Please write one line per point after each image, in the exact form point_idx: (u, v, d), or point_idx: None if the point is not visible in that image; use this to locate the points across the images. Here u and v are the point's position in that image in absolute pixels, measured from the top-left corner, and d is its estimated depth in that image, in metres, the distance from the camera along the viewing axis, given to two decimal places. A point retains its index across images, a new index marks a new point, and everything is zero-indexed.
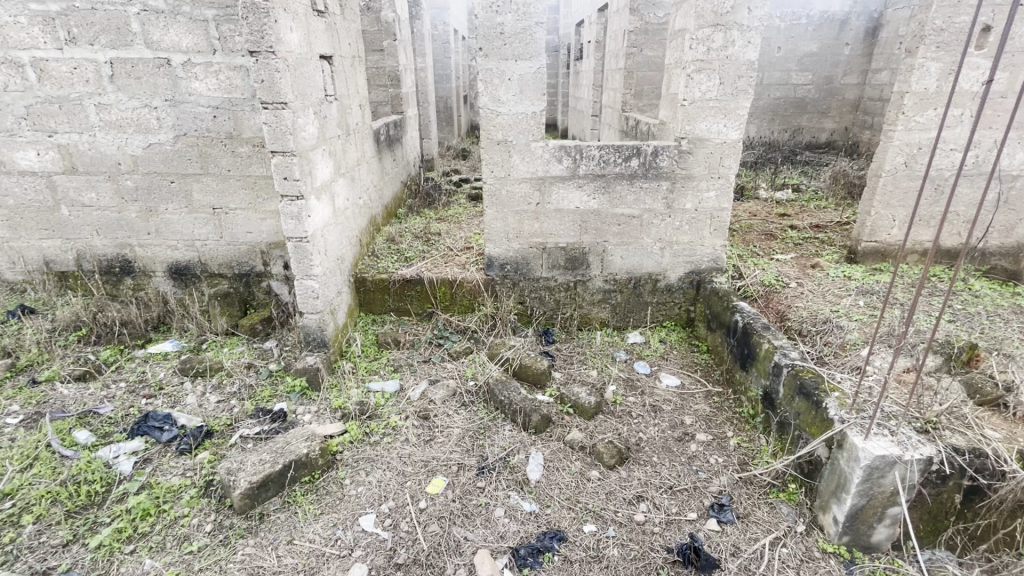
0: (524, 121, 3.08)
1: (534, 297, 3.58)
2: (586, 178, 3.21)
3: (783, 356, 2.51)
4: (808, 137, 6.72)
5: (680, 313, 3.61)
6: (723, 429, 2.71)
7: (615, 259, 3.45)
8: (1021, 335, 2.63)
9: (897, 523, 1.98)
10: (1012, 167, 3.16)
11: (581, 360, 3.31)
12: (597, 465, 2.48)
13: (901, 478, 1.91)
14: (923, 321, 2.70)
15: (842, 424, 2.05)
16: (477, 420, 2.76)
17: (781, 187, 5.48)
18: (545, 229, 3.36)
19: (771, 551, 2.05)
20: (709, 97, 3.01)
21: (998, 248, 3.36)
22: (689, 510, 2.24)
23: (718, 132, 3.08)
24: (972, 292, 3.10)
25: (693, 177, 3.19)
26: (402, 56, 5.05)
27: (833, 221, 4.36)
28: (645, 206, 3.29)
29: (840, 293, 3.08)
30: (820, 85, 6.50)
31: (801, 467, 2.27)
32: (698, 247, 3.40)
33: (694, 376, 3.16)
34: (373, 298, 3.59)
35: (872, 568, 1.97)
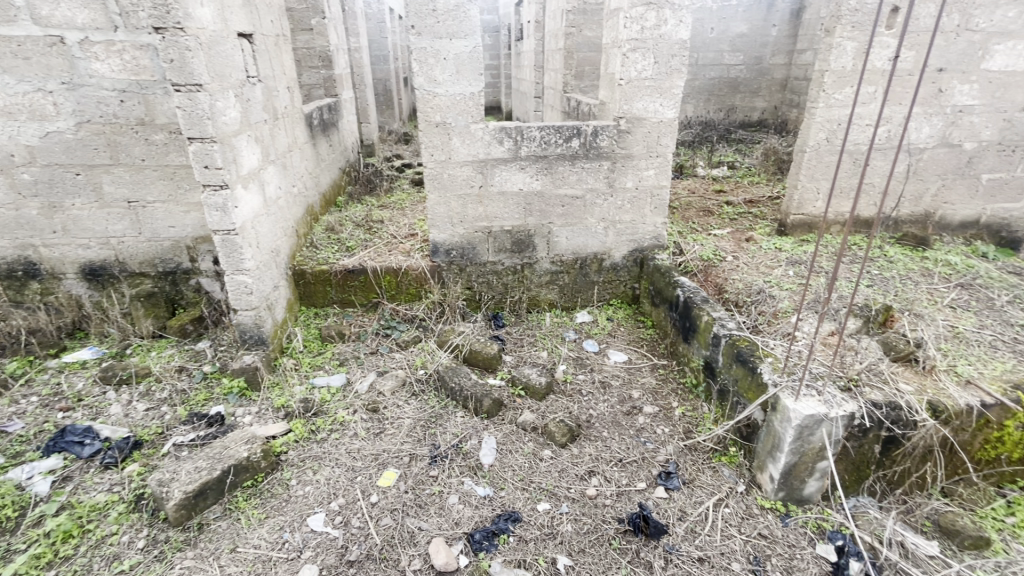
0: (462, 102, 3.00)
1: (481, 281, 3.55)
2: (528, 159, 3.19)
3: (721, 327, 2.62)
4: (741, 116, 6.99)
5: (626, 291, 3.69)
6: (669, 401, 2.81)
7: (561, 240, 3.47)
8: (928, 296, 2.87)
9: (825, 476, 2.12)
10: (919, 140, 3.40)
11: (531, 342, 3.33)
12: (550, 444, 2.51)
13: (827, 434, 2.04)
14: (845, 287, 2.89)
15: (775, 387, 2.17)
16: (428, 409, 2.72)
17: (717, 165, 5.68)
18: (489, 213, 3.33)
19: (714, 512, 2.16)
20: (645, 76, 3.04)
21: (909, 216, 3.63)
22: (639, 480, 2.31)
23: (654, 111, 3.13)
24: (888, 258, 3.34)
25: (632, 156, 3.24)
26: (333, 34, 4.80)
27: (766, 196, 4.57)
28: (588, 186, 3.31)
29: (772, 264, 3.24)
30: (751, 65, 6.74)
31: (740, 431, 2.39)
32: (640, 225, 3.47)
33: (641, 351, 3.24)
34: (314, 291, 3.44)
35: (805, 519, 2.11)
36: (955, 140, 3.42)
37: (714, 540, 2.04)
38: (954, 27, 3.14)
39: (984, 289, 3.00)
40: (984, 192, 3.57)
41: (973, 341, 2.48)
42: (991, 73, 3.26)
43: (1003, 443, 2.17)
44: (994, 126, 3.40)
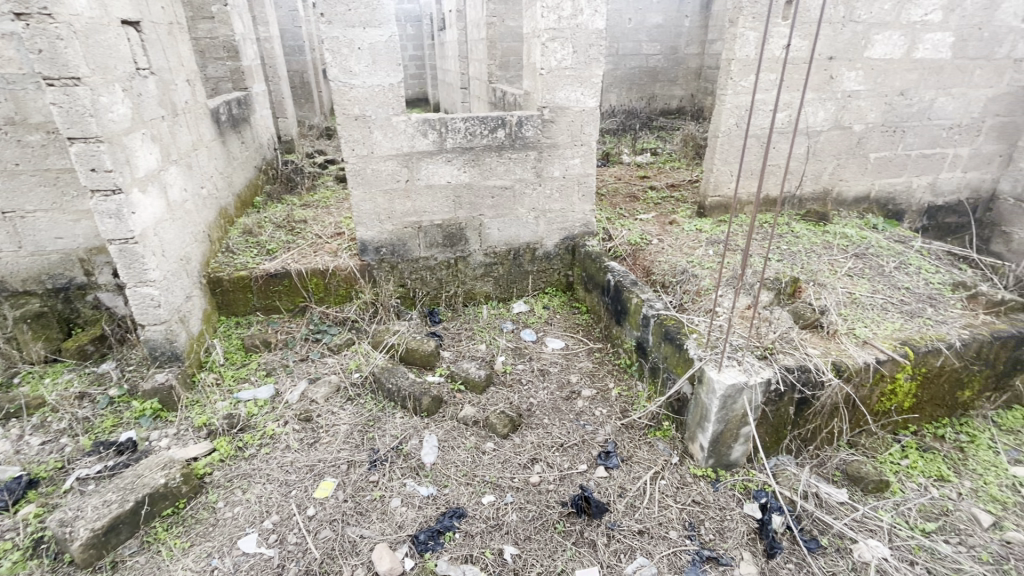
0: (381, 94, 2.90)
1: (415, 278, 3.47)
2: (454, 151, 3.14)
3: (650, 308, 2.72)
4: (661, 104, 7.27)
5: (560, 279, 3.75)
6: (605, 382, 2.90)
7: (493, 232, 3.46)
8: (829, 267, 3.14)
9: (749, 440, 2.27)
10: (815, 124, 3.69)
11: (469, 335, 3.31)
12: (492, 436, 2.51)
13: (748, 400, 2.18)
14: (758, 262, 3.09)
15: (700, 361, 2.29)
16: (365, 413, 2.64)
17: (640, 152, 5.89)
18: (418, 207, 3.25)
19: (652, 485, 2.25)
20: (565, 65, 3.07)
21: (811, 194, 3.95)
22: (580, 462, 2.36)
23: (576, 100, 3.18)
24: (795, 234, 3.61)
25: (558, 145, 3.28)
26: (238, 23, 4.48)
27: (686, 180, 4.80)
28: (516, 176, 3.32)
29: (694, 245, 3.41)
30: (668, 55, 7.02)
31: (672, 406, 2.50)
32: (569, 213, 3.53)
33: (577, 337, 3.31)
34: (233, 298, 3.22)
35: (733, 482, 2.24)
36: (846, 123, 3.74)
37: (652, 512, 2.13)
38: (841, 18, 3.40)
39: (875, 257, 3.32)
40: (871, 169, 3.95)
41: (868, 305, 2.74)
42: (873, 60, 3.59)
43: (895, 394, 2.42)
44: (877, 109, 3.75)
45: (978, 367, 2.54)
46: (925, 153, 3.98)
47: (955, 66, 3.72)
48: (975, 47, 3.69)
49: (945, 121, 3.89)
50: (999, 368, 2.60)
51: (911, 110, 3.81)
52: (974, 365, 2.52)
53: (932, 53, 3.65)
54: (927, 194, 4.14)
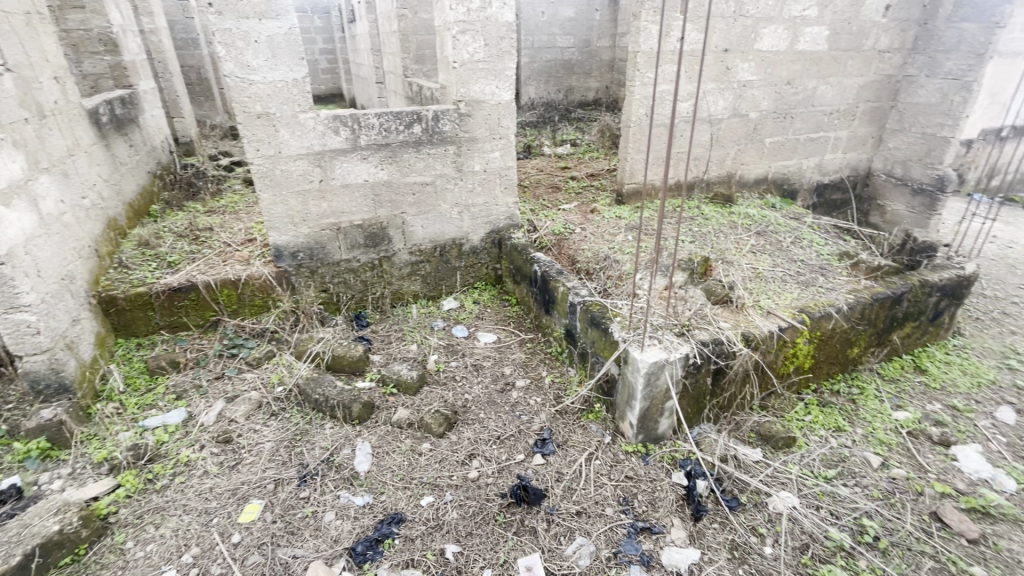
0: (285, 90, 2.74)
1: (338, 282, 3.34)
2: (369, 149, 3.04)
3: (576, 295, 2.80)
4: (579, 96, 7.46)
5: (489, 272, 3.75)
6: (538, 370, 2.95)
7: (416, 229, 3.40)
8: (735, 245, 3.38)
9: (674, 413, 2.40)
10: (716, 112, 3.95)
11: (399, 336, 3.24)
12: (427, 436, 2.48)
13: (670, 376, 2.30)
14: (673, 245, 3.27)
15: (624, 342, 2.38)
16: (292, 427, 2.51)
17: (561, 143, 6.02)
18: (335, 208, 3.12)
19: (587, 466, 2.32)
20: (477, 58, 3.06)
21: (717, 178, 4.22)
22: (517, 452, 2.39)
23: (491, 94, 3.18)
24: (704, 216, 3.85)
25: (476, 139, 3.26)
26: (116, 13, 4.05)
27: (604, 169, 4.96)
28: (437, 172, 3.27)
29: (615, 231, 3.55)
30: (581, 48, 7.20)
31: (602, 388, 2.59)
32: (493, 207, 3.54)
33: (509, 329, 3.34)
34: (132, 317, 2.92)
35: (661, 454, 2.36)
36: (743, 111, 4.03)
37: (588, 492, 2.20)
38: (732, 12, 3.64)
39: (774, 234, 3.62)
40: (767, 153, 4.29)
41: (770, 278, 2.98)
42: (762, 52, 3.88)
43: (797, 357, 2.66)
44: (769, 97, 4.07)
45: (863, 327, 2.85)
46: (811, 137, 4.38)
47: (831, 57, 4.11)
48: (847, 40, 4.09)
49: (826, 107, 4.30)
50: (880, 326, 2.93)
51: (797, 98, 4.17)
52: (860, 326, 2.83)
53: (812, 45, 4.00)
54: (815, 173, 4.57)
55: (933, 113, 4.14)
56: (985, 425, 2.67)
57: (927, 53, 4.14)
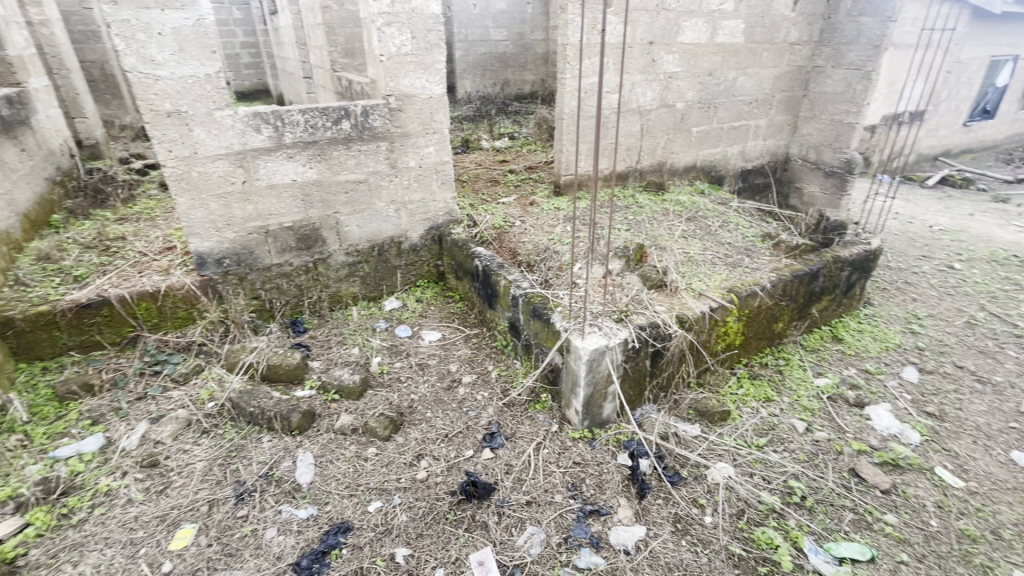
0: (197, 86, 2.56)
1: (270, 287, 3.18)
2: (295, 147, 2.90)
3: (517, 288, 2.81)
4: (515, 89, 7.48)
5: (430, 269, 3.71)
6: (484, 365, 2.95)
7: (352, 229, 3.29)
8: (668, 231, 3.52)
9: (616, 397, 2.47)
10: (645, 103, 4.07)
11: (339, 340, 3.13)
12: (373, 441, 2.42)
13: (611, 361, 2.36)
14: (610, 234, 3.35)
15: (566, 331, 2.42)
16: (225, 443, 2.38)
17: (499, 137, 6.01)
18: (261, 211, 2.97)
19: (536, 456, 2.34)
20: (405, 51, 2.99)
21: (649, 167, 4.37)
22: (466, 449, 2.38)
23: (422, 88, 3.12)
24: (639, 204, 3.98)
25: (409, 134, 3.19)
26: None
27: (542, 161, 5.02)
28: (370, 169, 3.17)
29: (554, 222, 3.59)
30: (515, 41, 7.20)
31: (547, 378, 2.63)
32: (431, 203, 3.48)
33: (453, 326, 3.32)
34: (34, 339, 2.64)
35: (607, 438, 2.42)
36: (670, 101, 4.19)
37: (537, 481, 2.22)
38: (655, 5, 3.76)
39: (704, 219, 3.80)
40: (694, 142, 4.49)
41: (700, 261, 3.12)
42: (685, 45, 4.04)
43: (728, 335, 2.81)
44: (693, 88, 4.24)
45: (785, 302, 3.05)
46: (733, 126, 4.62)
47: (748, 49, 4.33)
48: (761, 32, 4.32)
49: (745, 97, 4.54)
50: (800, 301, 3.14)
51: (719, 88, 4.37)
52: (783, 302, 3.02)
53: (730, 38, 4.20)
54: (739, 160, 4.82)
55: (839, 101, 4.46)
56: (893, 385, 2.93)
57: (832, 46, 4.45)
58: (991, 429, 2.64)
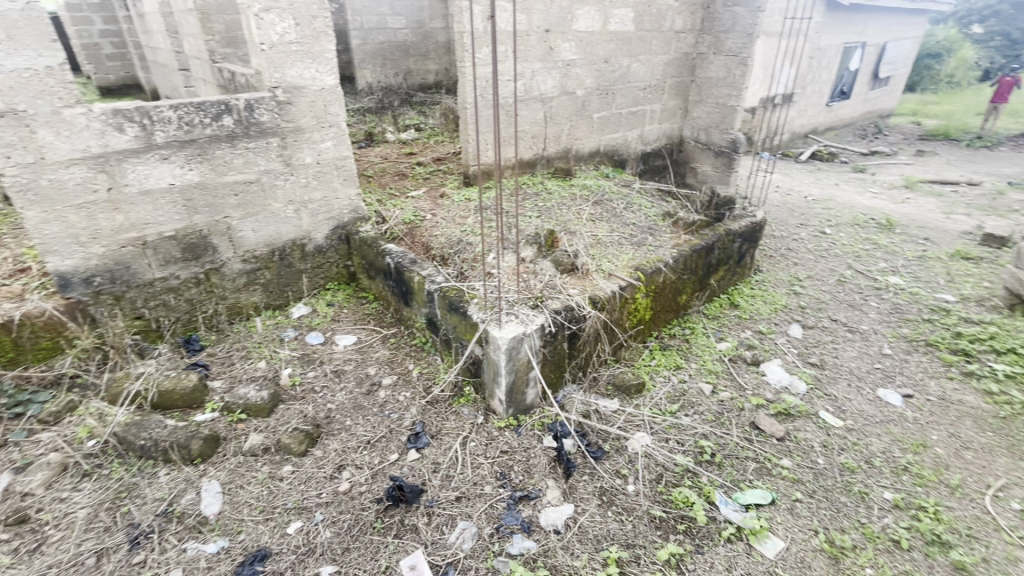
0: (36, 80, 2.21)
1: (155, 305, 2.86)
2: (169, 147, 2.61)
3: (432, 283, 2.75)
4: (419, 79, 7.28)
5: (340, 271, 3.53)
6: (405, 365, 2.86)
7: (246, 234, 3.04)
8: (577, 215, 3.62)
9: (538, 382, 2.50)
10: (547, 91, 4.14)
11: (242, 355, 2.90)
12: (288, 458, 2.28)
13: (529, 347, 2.39)
14: (522, 222, 3.38)
15: (482, 323, 2.41)
16: (113, 483, 2.12)
17: (404, 129, 5.84)
18: (136, 220, 2.65)
19: (463, 450, 2.32)
20: (289, 40, 2.77)
21: (555, 154, 4.46)
22: (390, 453, 2.31)
23: (312, 78, 2.92)
24: (548, 190, 4.05)
25: (302, 129, 2.98)
26: None
27: (450, 152, 4.94)
28: (260, 168, 2.94)
29: (465, 214, 3.55)
30: (414, 29, 6.99)
31: (469, 370, 2.61)
32: (334, 200, 3.30)
33: (369, 327, 3.19)
34: None
35: (532, 422, 2.46)
36: (570, 88, 4.28)
37: (466, 475, 2.21)
38: None
39: (610, 202, 3.95)
40: (595, 128, 4.64)
41: (608, 243, 3.24)
42: (579, 33, 4.13)
43: (638, 311, 2.95)
44: (591, 76, 4.37)
45: (687, 275, 3.26)
46: (630, 111, 4.83)
47: (639, 37, 4.53)
48: (650, 21, 4.53)
49: (640, 83, 4.76)
50: (700, 273, 3.37)
51: (615, 75, 4.54)
52: (685, 275, 3.23)
53: (621, 27, 4.36)
54: (639, 143, 5.06)
55: (722, 86, 4.81)
56: (782, 342, 3.25)
57: (712, 34, 4.77)
58: (861, 372, 3.01)
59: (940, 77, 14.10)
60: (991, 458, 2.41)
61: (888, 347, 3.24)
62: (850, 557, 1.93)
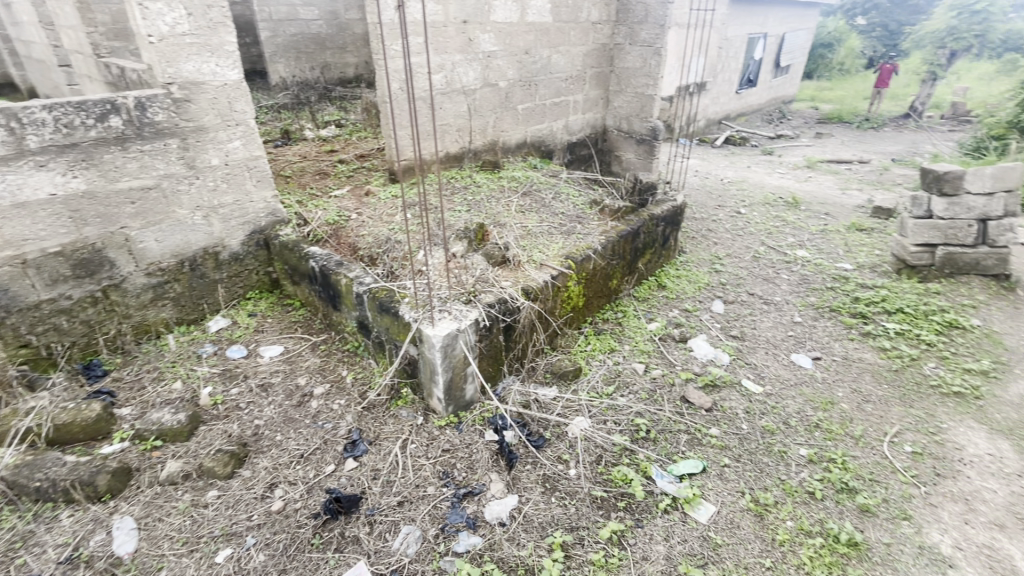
0: None
1: (45, 330, 2.56)
2: (46, 153, 2.32)
3: (360, 285, 2.65)
4: (337, 72, 6.98)
5: (261, 278, 3.33)
6: (337, 372, 2.75)
7: (149, 245, 2.78)
8: (507, 207, 3.62)
9: (476, 377, 2.49)
10: (469, 82, 4.09)
11: (154, 377, 2.67)
12: (213, 483, 2.13)
13: (465, 343, 2.36)
14: (452, 217, 3.34)
15: (415, 322, 2.36)
16: (4, 534, 1.88)
17: (324, 125, 5.57)
18: (11, 236, 2.35)
19: (403, 454, 2.27)
20: (181, 31, 2.54)
21: (482, 146, 4.43)
22: (326, 464, 2.22)
23: (212, 73, 2.70)
24: (476, 183, 4.03)
25: (205, 128, 2.76)
26: None
27: (374, 148, 4.78)
28: (159, 172, 2.69)
29: (392, 211, 3.46)
30: (329, 20, 6.67)
31: (405, 371, 2.55)
32: (247, 204, 3.10)
33: (297, 335, 3.03)
34: None
35: (472, 418, 2.44)
36: (492, 80, 4.26)
37: (407, 479, 2.16)
38: None
39: (538, 192, 3.99)
40: (521, 120, 4.67)
41: (539, 233, 3.28)
42: (498, 24, 4.11)
43: (571, 298, 3.01)
44: (512, 67, 4.37)
45: (616, 260, 3.36)
46: (554, 101, 4.89)
47: (557, 28, 4.58)
48: (568, 12, 4.58)
49: (561, 74, 4.82)
50: (628, 258, 3.49)
51: (536, 66, 4.57)
52: (614, 260, 3.33)
53: (539, 18, 4.39)
54: (564, 133, 5.14)
55: (639, 76, 4.98)
56: (706, 318, 3.44)
57: (627, 25, 4.91)
58: (776, 340, 3.25)
59: (832, 65, 15.42)
60: (887, 408, 2.68)
61: (798, 315, 3.52)
62: (773, 512, 2.08)
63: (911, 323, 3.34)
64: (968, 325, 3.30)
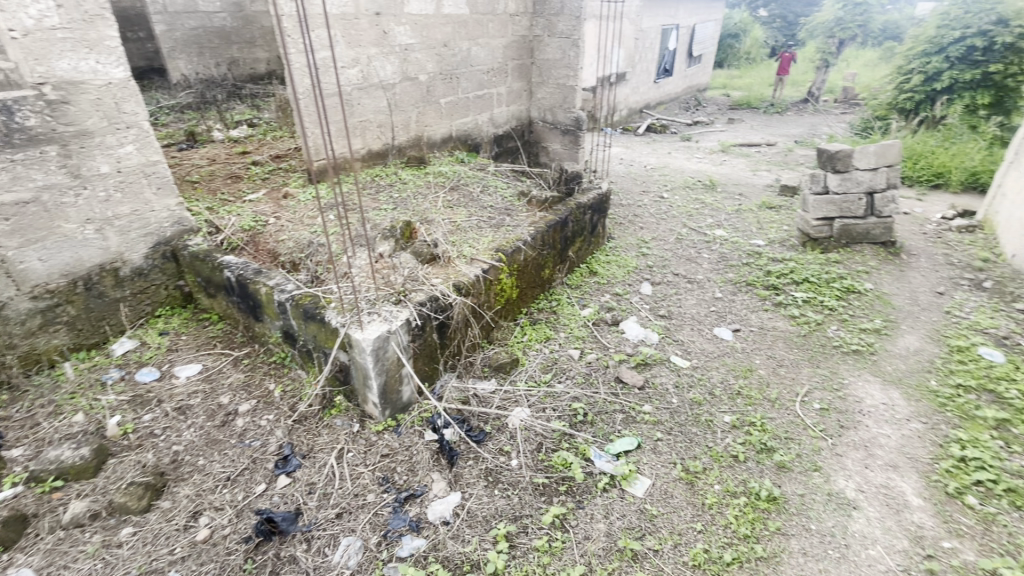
0: None
1: None
2: None
3: (282, 293, 2.52)
4: (247, 68, 6.57)
5: (171, 293, 3.09)
6: (263, 386, 2.61)
7: (31, 265, 2.49)
8: (435, 203, 3.57)
9: (412, 378, 2.44)
10: (387, 77, 3.98)
11: (50, 411, 2.40)
12: (127, 519, 1.96)
13: (397, 344, 2.31)
14: (377, 216, 3.24)
15: (343, 327, 2.27)
16: None
17: (234, 126, 5.22)
18: None
19: (340, 464, 2.19)
20: (50, 25, 2.27)
21: (406, 142, 4.34)
22: (256, 484, 2.10)
23: (92, 71, 2.44)
24: (402, 180, 3.94)
25: (89, 132, 2.50)
26: None
27: (290, 147, 4.54)
28: (37, 183, 2.41)
29: (314, 213, 3.31)
30: (233, 13, 6.22)
31: (337, 378, 2.46)
32: (148, 214, 2.85)
33: (216, 351, 2.84)
34: None
35: (411, 420, 2.40)
36: (412, 74, 4.17)
37: (345, 489, 2.09)
38: None
39: (466, 186, 3.97)
40: (444, 113, 4.61)
41: (468, 228, 3.26)
42: (413, 16, 4.01)
43: (504, 290, 3.02)
44: (431, 60, 4.29)
45: (547, 250, 3.41)
46: (477, 94, 4.86)
47: (475, 20, 4.54)
48: (484, 3, 4.56)
49: (482, 66, 4.79)
50: (559, 247, 3.56)
51: (456, 59, 4.52)
52: (544, 250, 3.37)
53: (455, 10, 4.33)
54: (490, 126, 5.13)
55: (559, 67, 5.06)
56: (636, 300, 3.58)
57: (544, 17, 4.95)
58: (700, 316, 3.44)
59: (740, 54, 16.41)
60: (798, 370, 2.91)
61: (718, 291, 3.74)
62: (702, 478, 2.21)
63: (816, 291, 3.65)
64: (863, 289, 3.66)
